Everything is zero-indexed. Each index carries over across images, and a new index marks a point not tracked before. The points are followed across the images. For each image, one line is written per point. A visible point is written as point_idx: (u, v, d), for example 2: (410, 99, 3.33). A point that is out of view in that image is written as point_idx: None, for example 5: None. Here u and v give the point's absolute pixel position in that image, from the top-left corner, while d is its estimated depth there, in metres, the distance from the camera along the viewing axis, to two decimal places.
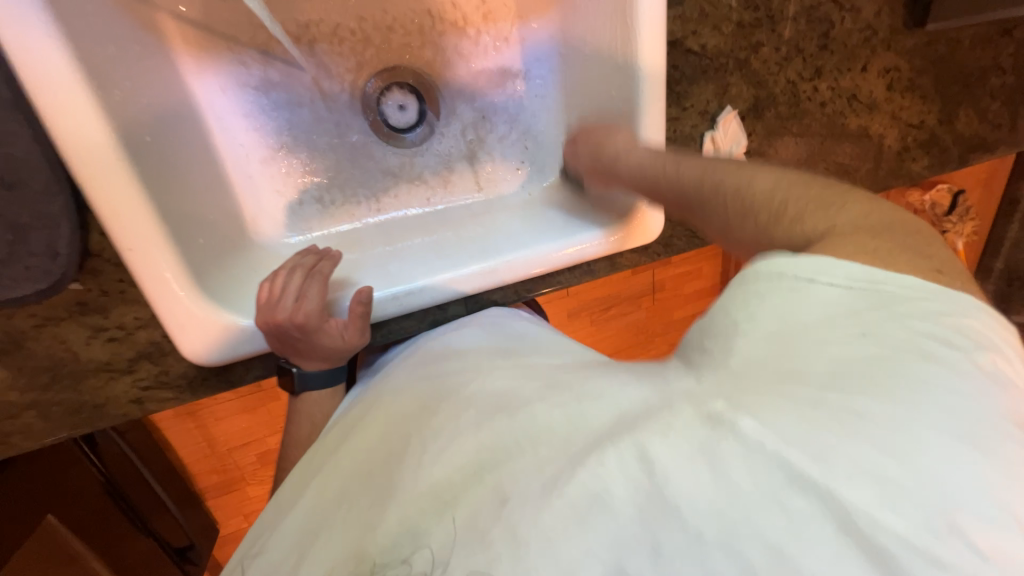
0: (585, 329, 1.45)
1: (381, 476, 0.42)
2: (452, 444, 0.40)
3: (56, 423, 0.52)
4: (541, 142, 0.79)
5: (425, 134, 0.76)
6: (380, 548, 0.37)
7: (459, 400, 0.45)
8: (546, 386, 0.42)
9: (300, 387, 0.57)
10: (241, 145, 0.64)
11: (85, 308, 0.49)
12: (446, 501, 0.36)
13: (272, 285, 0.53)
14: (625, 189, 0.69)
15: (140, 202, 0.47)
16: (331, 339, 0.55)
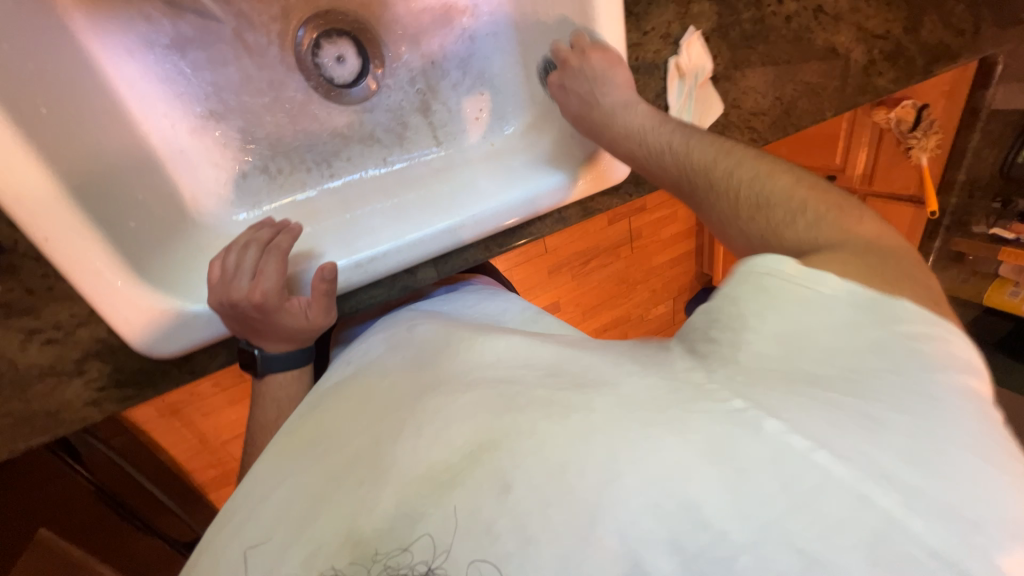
0: (566, 285, 1.44)
1: (367, 457, 0.39)
2: (449, 422, 0.38)
3: (8, 436, 0.48)
4: (498, 86, 0.73)
5: (371, 88, 0.70)
6: (375, 533, 0.34)
7: (450, 378, 0.43)
8: (540, 366, 0.42)
9: (266, 370, 0.54)
10: (163, 115, 0.58)
11: (12, 310, 0.45)
12: (443, 482, 0.34)
13: (224, 263, 0.49)
14: None
15: (52, 186, 0.43)
16: (296, 318, 0.51)
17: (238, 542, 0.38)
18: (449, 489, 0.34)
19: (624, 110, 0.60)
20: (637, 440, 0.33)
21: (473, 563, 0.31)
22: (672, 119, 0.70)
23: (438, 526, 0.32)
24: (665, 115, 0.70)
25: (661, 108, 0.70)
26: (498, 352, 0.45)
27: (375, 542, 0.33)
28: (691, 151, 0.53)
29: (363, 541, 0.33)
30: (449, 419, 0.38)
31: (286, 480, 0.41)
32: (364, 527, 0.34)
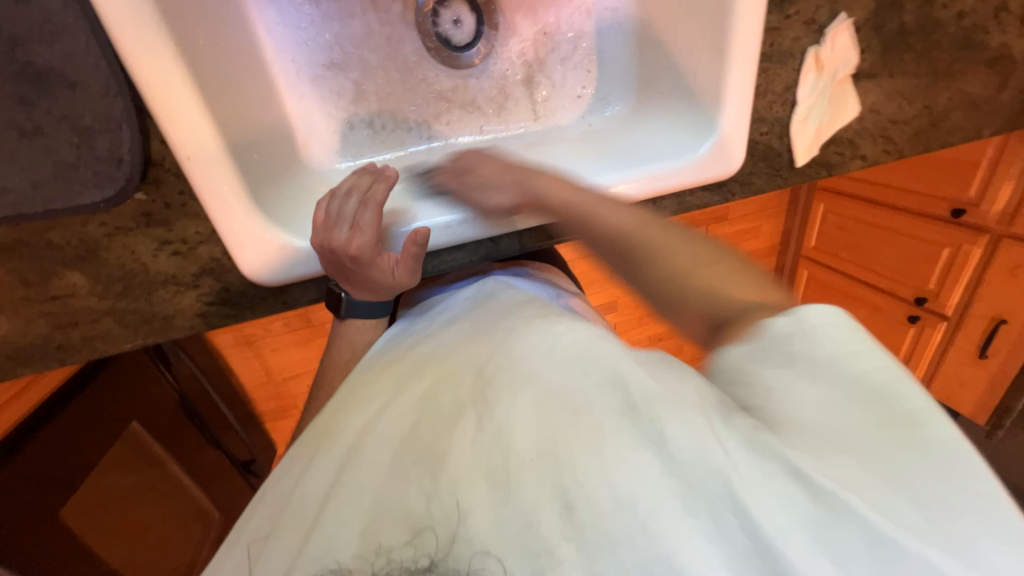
0: (627, 284, 1.39)
1: (426, 443, 0.41)
2: (508, 427, 0.38)
3: (131, 331, 0.53)
4: (606, 64, 0.72)
5: (480, 54, 0.69)
6: (428, 519, 0.37)
7: (507, 367, 0.42)
8: (603, 373, 0.39)
9: (349, 313, 0.57)
10: (291, 61, 0.61)
11: (151, 220, 0.49)
12: (499, 487, 0.36)
13: (328, 208, 0.52)
14: (699, 119, 0.64)
15: (200, 114, 0.46)
16: (383, 273, 0.53)
17: (293, 507, 0.42)
18: (506, 501, 0.35)
19: (603, 207, 0.47)
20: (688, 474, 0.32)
21: (478, 556, 0.35)
22: (797, 117, 0.64)
23: (496, 525, 0.35)
24: (790, 111, 0.64)
25: (787, 104, 0.64)
26: (556, 343, 0.43)
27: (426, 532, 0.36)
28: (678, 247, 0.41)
29: (413, 521, 0.37)
30: (509, 421, 0.38)
31: (342, 443, 0.44)
32: (417, 511, 0.37)
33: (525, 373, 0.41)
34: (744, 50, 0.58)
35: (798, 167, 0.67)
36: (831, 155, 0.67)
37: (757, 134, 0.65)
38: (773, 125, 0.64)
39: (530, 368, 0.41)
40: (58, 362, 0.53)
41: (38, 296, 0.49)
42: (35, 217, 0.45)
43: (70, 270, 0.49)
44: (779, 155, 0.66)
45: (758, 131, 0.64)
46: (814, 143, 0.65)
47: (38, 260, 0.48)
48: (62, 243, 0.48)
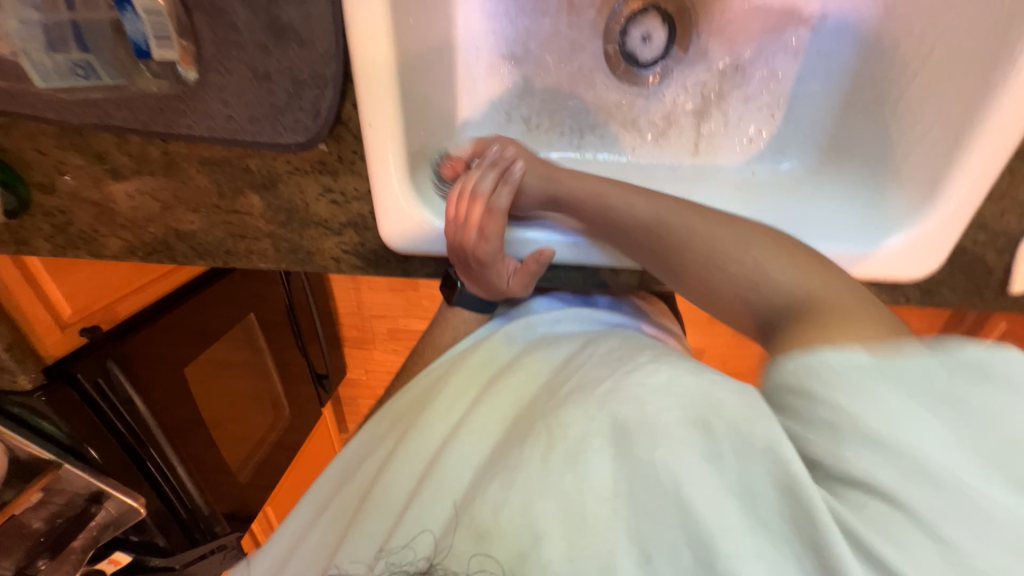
0: (722, 340, 1.27)
1: (496, 459, 0.41)
2: (584, 454, 0.36)
3: (281, 256, 0.61)
4: (796, 113, 0.64)
5: (660, 74, 0.66)
6: (500, 540, 0.35)
7: (583, 393, 0.41)
8: (677, 403, 0.35)
9: (457, 301, 0.61)
10: (476, 46, 0.63)
11: (323, 169, 0.54)
12: (576, 520, 0.34)
13: (458, 206, 0.53)
14: (896, 206, 0.54)
15: (392, 87, 0.49)
16: (501, 278, 0.55)
17: (377, 495, 0.47)
18: (581, 531, 0.33)
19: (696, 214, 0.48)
20: (769, 514, 0.30)
21: (474, 560, 0.36)
22: None
23: (569, 551, 0.33)
24: None
25: None
26: (637, 379, 0.39)
27: (493, 543, 0.35)
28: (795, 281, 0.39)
29: (487, 544, 0.35)
30: (586, 450, 0.36)
31: (424, 433, 0.50)
32: (486, 522, 0.36)
33: (598, 400, 0.39)
34: (993, 142, 0.47)
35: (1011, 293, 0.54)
36: None
37: (968, 241, 0.53)
38: (996, 237, 0.52)
39: (605, 394, 0.39)
40: (223, 263, 0.63)
41: (225, 208, 0.58)
42: (243, 144, 0.52)
43: (253, 194, 0.57)
44: (989, 272, 0.54)
45: (971, 239, 0.53)
46: None
47: (234, 178, 0.56)
48: (254, 170, 0.55)
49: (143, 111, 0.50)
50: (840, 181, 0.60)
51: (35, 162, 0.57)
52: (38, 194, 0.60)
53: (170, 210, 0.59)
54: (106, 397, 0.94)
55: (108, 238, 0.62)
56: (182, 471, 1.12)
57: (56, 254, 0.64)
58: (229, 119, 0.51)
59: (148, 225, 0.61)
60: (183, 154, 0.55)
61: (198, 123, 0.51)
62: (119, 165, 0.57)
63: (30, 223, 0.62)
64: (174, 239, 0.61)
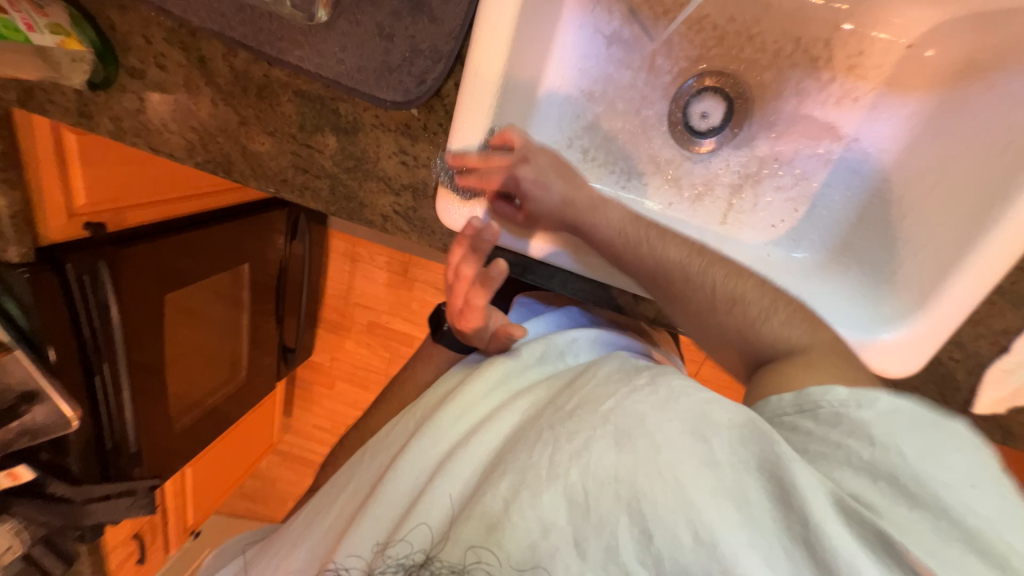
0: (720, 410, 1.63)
1: (504, 458, 0.47)
2: (586, 452, 0.43)
3: (333, 199, 0.64)
4: (815, 211, 0.72)
5: (711, 147, 0.75)
6: (511, 529, 0.42)
7: (589, 409, 0.46)
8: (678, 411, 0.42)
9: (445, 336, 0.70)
10: (561, 76, 0.71)
11: (406, 132, 0.59)
12: (579, 504, 0.41)
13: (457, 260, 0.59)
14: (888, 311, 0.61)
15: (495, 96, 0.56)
16: (481, 340, 0.63)
17: (384, 495, 0.52)
18: (584, 516, 0.40)
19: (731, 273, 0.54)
20: (772, 519, 0.36)
21: (474, 549, 0.43)
22: (999, 365, 0.58)
23: (578, 538, 0.40)
24: (996, 356, 0.58)
25: (997, 346, 0.58)
26: (641, 395, 0.45)
27: (507, 538, 0.42)
28: (791, 338, 0.50)
29: (497, 535, 0.42)
30: (587, 449, 0.43)
31: (434, 432, 0.54)
32: (496, 512, 0.43)
33: (604, 411, 0.45)
34: (979, 274, 0.55)
35: (972, 412, 0.60)
36: (1015, 424, 0.61)
37: (945, 355, 0.59)
38: (969, 356, 0.59)
39: (608, 410, 0.45)
40: (275, 190, 0.65)
41: (299, 139, 0.61)
42: (341, 89, 0.57)
43: (331, 134, 0.60)
44: (958, 389, 0.60)
45: (948, 353, 0.59)
46: (1001, 399, 0.59)
47: (319, 117, 0.60)
48: (342, 114, 0.59)
49: (265, 33, 0.55)
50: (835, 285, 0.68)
51: (136, 47, 0.60)
52: (125, 76, 0.62)
53: (246, 126, 0.62)
54: (86, 298, 0.91)
55: (172, 135, 0.64)
56: (128, 397, 1.04)
57: (115, 136, 0.65)
58: (336, 61, 0.55)
59: (217, 135, 0.63)
60: (282, 81, 0.59)
61: (309, 57, 0.56)
62: (217, 72, 0.60)
63: (102, 100, 0.63)
64: (238, 155, 0.64)
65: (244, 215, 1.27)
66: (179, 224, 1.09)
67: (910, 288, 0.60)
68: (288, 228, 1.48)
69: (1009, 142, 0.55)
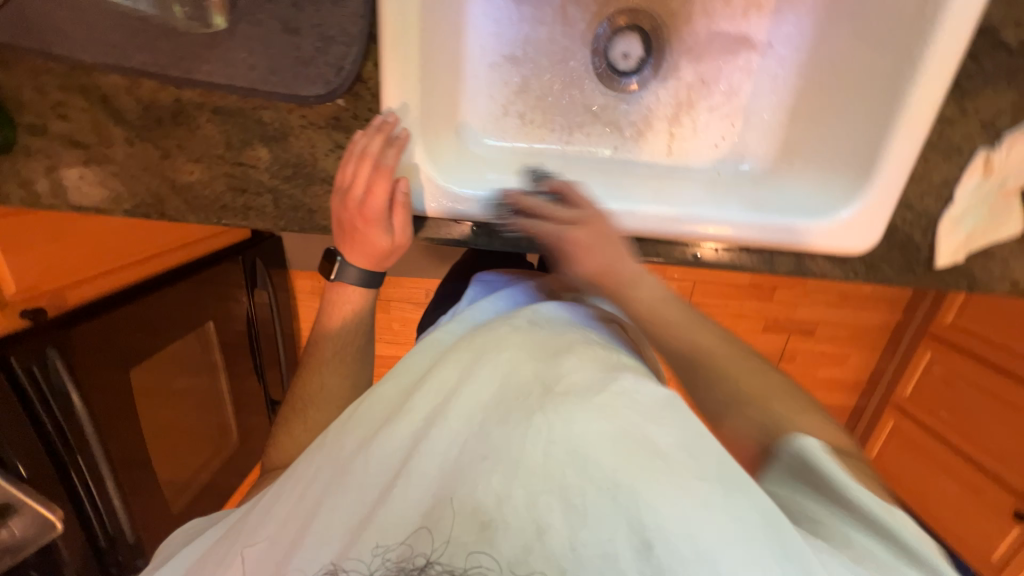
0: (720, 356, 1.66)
1: (497, 443, 0.40)
2: (584, 449, 0.39)
3: (279, 213, 0.61)
4: (751, 122, 0.75)
5: (640, 84, 0.76)
6: (503, 522, 0.37)
7: (580, 397, 0.41)
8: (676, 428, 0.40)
9: (342, 278, 0.62)
10: (481, 45, 0.71)
11: (338, 125, 0.57)
12: (577, 510, 0.36)
13: (353, 165, 0.56)
14: (829, 201, 0.64)
15: (417, 68, 0.56)
16: (376, 245, 0.60)
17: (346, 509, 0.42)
18: (583, 522, 0.36)
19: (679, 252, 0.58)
20: (765, 525, 0.36)
21: (472, 555, 0.36)
22: (949, 215, 0.61)
23: (573, 541, 0.35)
24: (944, 208, 0.61)
25: (942, 200, 0.61)
26: (631, 387, 0.42)
27: (500, 538, 0.36)
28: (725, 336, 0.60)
29: (491, 537, 0.36)
30: (585, 443, 0.39)
31: (409, 418, 0.45)
32: (491, 511, 0.37)
33: (599, 402, 0.41)
34: (910, 129, 0.58)
35: (936, 267, 0.63)
36: (976, 269, 0.64)
37: (900, 220, 0.63)
38: (920, 216, 0.62)
39: (604, 399, 0.41)
40: (216, 219, 0.62)
41: (229, 159, 0.59)
42: (260, 96, 0.55)
43: (261, 145, 0.58)
44: (918, 249, 0.63)
45: (901, 218, 0.62)
46: (959, 248, 0.62)
47: (244, 130, 0.58)
48: (267, 122, 0.57)
49: (165, 54, 0.53)
50: (781, 187, 0.70)
51: (30, 101, 0.56)
52: (25, 135, 0.58)
53: (169, 158, 0.59)
54: (37, 388, 0.85)
55: (92, 186, 0.60)
56: (112, 487, 0.97)
57: (29, 203, 0.60)
58: (248, 67, 0.53)
59: (141, 175, 0.60)
60: (196, 102, 0.57)
61: (218, 70, 0.53)
62: (124, 109, 0.57)
63: (6, 167, 0.59)
64: (168, 191, 0.60)
65: (197, 270, 1.21)
66: (125, 294, 1.03)
67: (850, 169, 0.63)
68: (249, 282, 1.41)
69: (900, 5, 0.58)
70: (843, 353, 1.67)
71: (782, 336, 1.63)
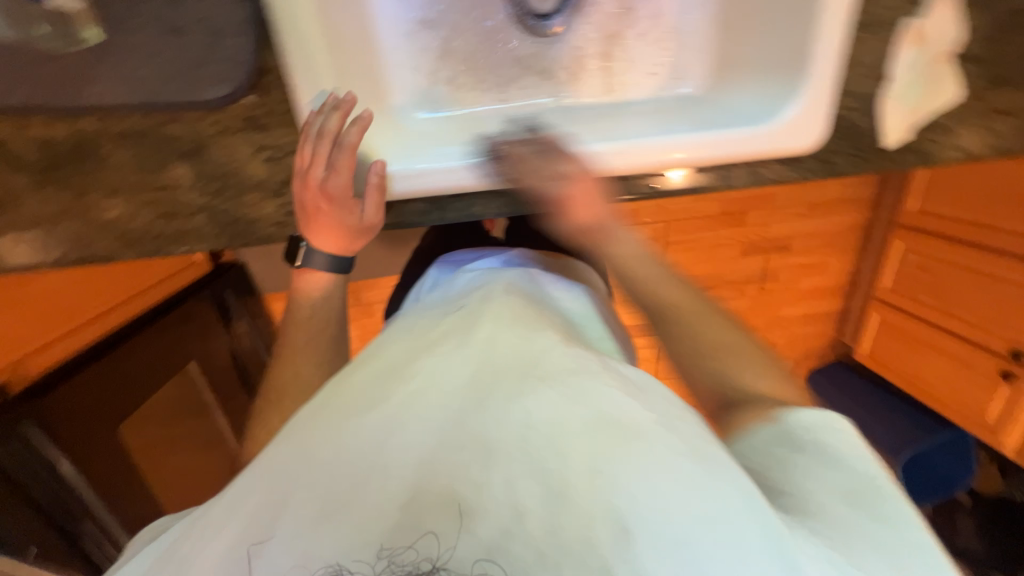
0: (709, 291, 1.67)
1: (478, 428, 0.39)
2: (561, 432, 0.38)
3: (219, 231, 0.58)
4: (682, 42, 0.73)
5: (562, 23, 0.73)
6: (482, 513, 0.35)
7: (556, 380, 0.41)
8: (659, 414, 0.41)
9: (309, 263, 0.59)
10: (390, 14, 0.67)
11: (254, 124, 0.54)
12: (557, 495, 0.35)
13: (307, 143, 0.54)
14: (769, 107, 0.63)
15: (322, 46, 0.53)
16: (344, 228, 0.57)
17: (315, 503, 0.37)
18: (561, 505, 0.35)
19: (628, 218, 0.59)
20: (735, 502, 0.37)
21: (479, 563, 0.33)
22: (888, 94, 0.61)
23: (554, 535, 0.34)
24: (881, 87, 0.61)
25: (878, 79, 0.61)
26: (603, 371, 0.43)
27: (479, 526, 0.34)
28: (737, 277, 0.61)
29: (473, 525, 0.34)
30: (563, 423, 0.38)
31: (381, 409, 0.41)
32: (470, 502, 0.35)
33: (577, 387, 0.41)
34: (833, 14, 0.57)
35: (883, 149, 0.64)
36: (924, 143, 0.65)
37: (842, 108, 0.62)
38: (861, 100, 0.62)
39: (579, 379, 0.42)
40: (153, 251, 0.59)
41: (150, 185, 0.56)
42: (163, 109, 0.51)
43: (180, 163, 0.55)
44: (865, 134, 0.63)
45: (843, 105, 0.62)
46: (904, 124, 0.62)
47: (156, 151, 0.54)
48: (178, 137, 0.54)
49: (47, 86, 0.49)
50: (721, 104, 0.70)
51: None
52: None
53: (85, 197, 0.55)
54: None
55: (12, 245, 0.56)
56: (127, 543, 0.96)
57: None
58: (144, 81, 0.50)
59: (60, 222, 0.56)
60: (95, 131, 0.53)
61: (110, 91, 0.50)
62: (21, 154, 0.53)
63: None
64: (94, 232, 0.57)
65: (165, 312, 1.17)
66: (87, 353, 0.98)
67: (783, 69, 0.63)
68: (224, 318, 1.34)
69: None
70: (823, 261, 1.70)
71: (762, 257, 1.65)
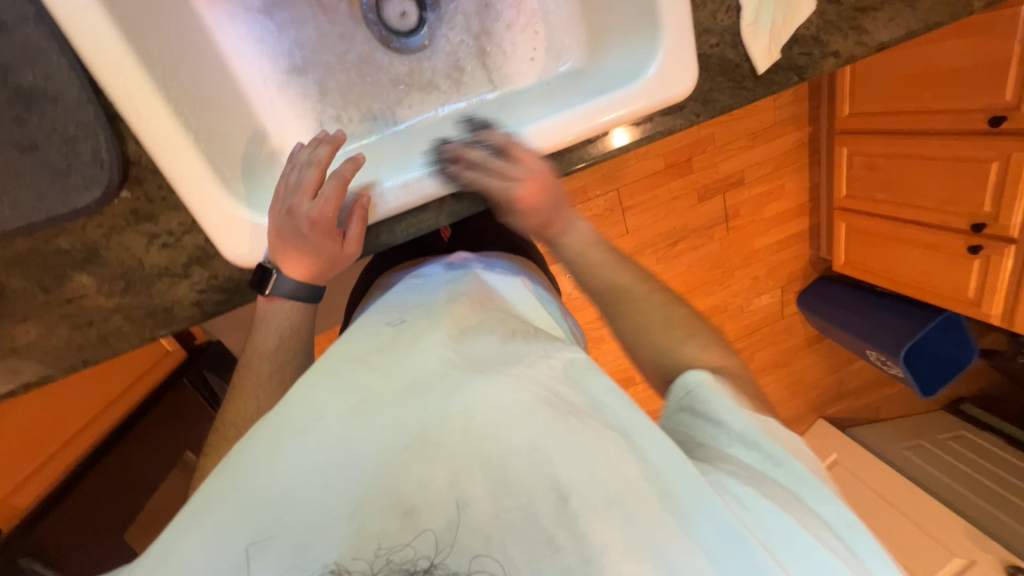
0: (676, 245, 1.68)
1: (421, 424, 0.38)
2: (501, 418, 0.38)
3: (139, 327, 0.59)
4: (549, 23, 0.74)
5: (430, 35, 0.74)
6: (433, 508, 0.34)
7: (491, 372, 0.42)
8: (589, 390, 0.42)
9: (275, 291, 0.56)
10: (257, 71, 0.68)
11: (139, 217, 0.55)
12: (498, 479, 0.35)
13: (291, 176, 0.56)
14: (638, 65, 0.63)
15: (180, 123, 0.53)
16: (324, 254, 0.56)
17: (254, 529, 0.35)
18: (504, 488, 0.35)
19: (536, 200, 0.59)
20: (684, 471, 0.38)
21: (477, 558, 0.32)
22: (746, 22, 0.62)
23: (499, 517, 0.34)
24: (738, 18, 0.63)
25: (731, 10, 0.62)
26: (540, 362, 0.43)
27: (427, 518, 0.34)
28: None
29: (422, 520, 0.33)
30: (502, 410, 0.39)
31: (323, 425, 0.40)
32: (418, 498, 0.34)
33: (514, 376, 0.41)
34: None
35: (761, 74, 0.65)
36: (797, 57, 0.65)
37: (707, 47, 0.63)
38: (722, 34, 0.63)
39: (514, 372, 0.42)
40: (81, 363, 0.59)
41: (57, 302, 0.56)
42: (43, 226, 0.52)
43: (79, 273, 0.55)
44: (738, 65, 0.64)
45: (707, 44, 0.63)
46: (771, 45, 0.63)
47: (51, 267, 0.54)
48: (69, 249, 0.54)
49: None
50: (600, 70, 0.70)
51: None
52: None
53: None
54: None
55: None
56: None
57: None
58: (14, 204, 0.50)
59: None
60: None
61: None
62: None
63: None
64: (16, 361, 0.57)
65: None
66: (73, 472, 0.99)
67: (642, 23, 0.63)
68: None
69: None
70: (777, 186, 1.71)
71: (716, 199, 1.67)
